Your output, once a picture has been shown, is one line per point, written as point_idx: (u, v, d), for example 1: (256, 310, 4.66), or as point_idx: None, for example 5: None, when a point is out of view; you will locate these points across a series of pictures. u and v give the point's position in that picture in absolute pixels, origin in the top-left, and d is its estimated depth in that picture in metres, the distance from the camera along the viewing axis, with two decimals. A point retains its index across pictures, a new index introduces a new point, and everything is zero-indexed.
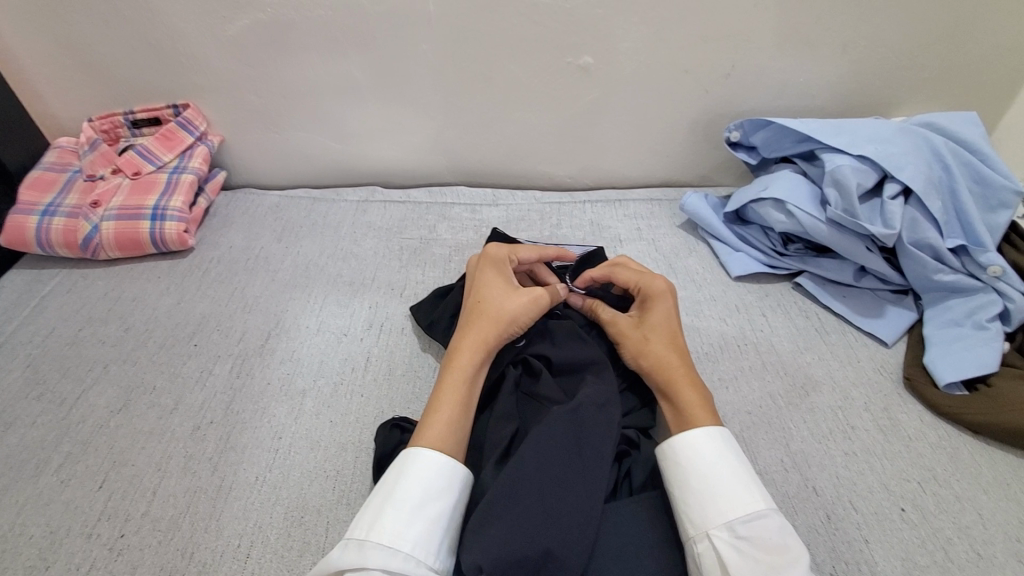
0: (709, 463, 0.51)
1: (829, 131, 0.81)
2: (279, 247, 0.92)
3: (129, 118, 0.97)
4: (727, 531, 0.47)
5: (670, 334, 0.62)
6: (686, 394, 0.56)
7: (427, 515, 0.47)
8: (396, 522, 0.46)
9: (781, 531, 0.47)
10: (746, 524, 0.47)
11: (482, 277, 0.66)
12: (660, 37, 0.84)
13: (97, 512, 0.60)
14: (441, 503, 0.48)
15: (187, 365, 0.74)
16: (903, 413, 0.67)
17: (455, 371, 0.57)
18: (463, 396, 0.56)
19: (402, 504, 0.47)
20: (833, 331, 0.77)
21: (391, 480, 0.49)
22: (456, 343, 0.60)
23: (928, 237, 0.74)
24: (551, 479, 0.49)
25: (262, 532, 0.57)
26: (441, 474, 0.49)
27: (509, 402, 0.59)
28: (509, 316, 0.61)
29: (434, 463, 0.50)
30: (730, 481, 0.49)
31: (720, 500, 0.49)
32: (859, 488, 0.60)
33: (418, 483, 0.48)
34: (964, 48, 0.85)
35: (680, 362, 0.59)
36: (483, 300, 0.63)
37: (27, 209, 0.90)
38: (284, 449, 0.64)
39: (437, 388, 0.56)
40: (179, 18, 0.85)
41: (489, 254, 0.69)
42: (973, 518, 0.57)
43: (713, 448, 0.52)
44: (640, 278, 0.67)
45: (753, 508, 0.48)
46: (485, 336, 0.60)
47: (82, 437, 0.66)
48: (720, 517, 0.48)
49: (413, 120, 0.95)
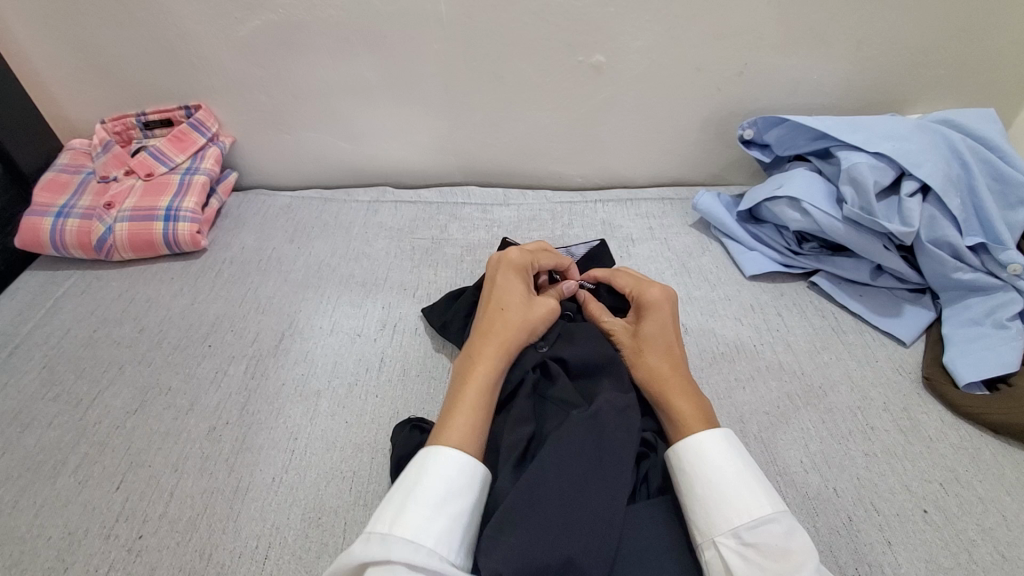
0: (716, 469, 0.50)
1: (845, 128, 0.80)
2: (291, 248, 0.92)
3: (141, 119, 0.97)
4: (732, 538, 0.47)
5: (666, 343, 0.62)
6: (679, 405, 0.56)
7: (448, 511, 0.47)
8: (420, 518, 0.45)
9: (788, 534, 0.46)
10: (751, 530, 0.47)
11: (503, 281, 0.65)
12: (672, 35, 0.83)
13: (115, 512, 0.60)
14: (461, 501, 0.48)
15: (202, 365, 0.74)
16: (923, 413, 0.67)
17: (478, 375, 0.56)
18: (485, 402, 0.55)
19: (423, 499, 0.47)
20: (851, 331, 0.77)
21: (411, 477, 0.48)
22: (479, 348, 0.59)
23: (946, 236, 0.73)
24: (571, 486, 0.49)
25: (280, 533, 0.57)
26: (462, 472, 0.49)
27: (526, 405, 0.58)
28: (528, 326, 0.62)
29: (454, 460, 0.49)
30: (736, 485, 0.49)
31: (725, 506, 0.48)
32: (880, 489, 0.60)
33: (439, 479, 0.48)
34: (981, 44, 0.84)
35: (674, 373, 0.59)
36: (505, 308, 0.62)
37: (41, 210, 0.90)
38: (300, 450, 0.64)
39: (459, 392, 0.56)
40: (191, 19, 0.85)
41: (509, 257, 0.68)
42: (996, 520, 0.57)
43: (719, 452, 0.51)
44: (636, 286, 0.68)
45: (759, 513, 0.47)
46: (508, 344, 0.59)
47: (98, 438, 0.66)
48: (726, 524, 0.48)
49: (423, 121, 0.95)
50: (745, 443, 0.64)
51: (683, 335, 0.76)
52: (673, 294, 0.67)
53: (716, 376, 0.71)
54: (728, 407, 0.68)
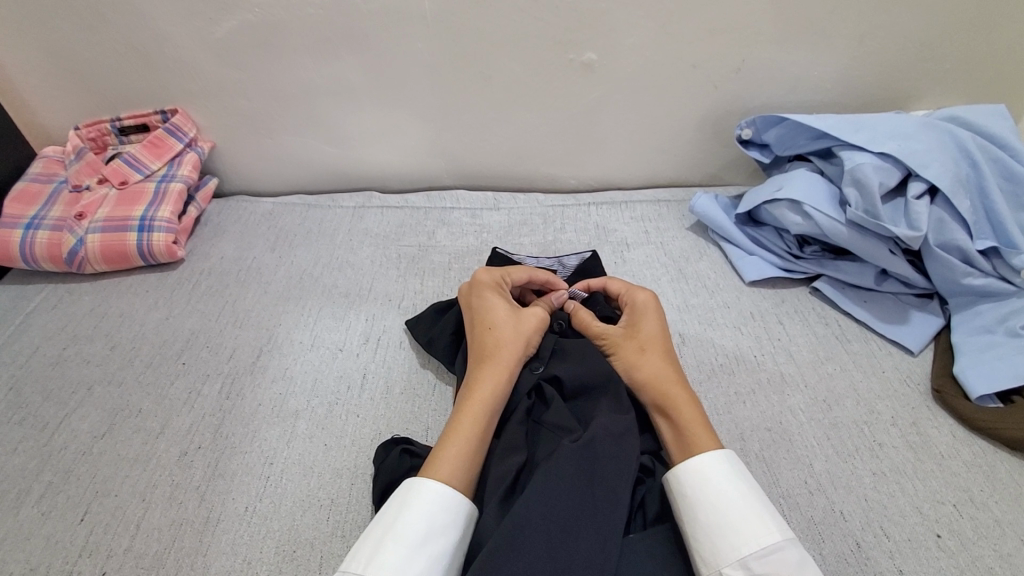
0: (721, 493, 0.47)
1: (848, 126, 0.76)
2: (272, 257, 0.89)
3: (116, 125, 0.93)
4: (740, 570, 0.44)
5: (662, 347, 0.60)
6: (684, 412, 0.53)
7: (428, 551, 0.44)
8: (397, 558, 0.42)
9: (799, 565, 0.43)
10: (760, 559, 0.44)
11: (482, 301, 0.63)
12: (667, 30, 0.80)
13: (78, 547, 0.56)
14: (443, 539, 0.45)
15: (175, 385, 0.70)
16: (933, 428, 0.63)
17: (475, 401, 0.54)
18: (482, 426, 0.52)
19: (403, 537, 0.43)
20: (855, 339, 0.73)
21: (392, 511, 0.45)
22: (475, 374, 0.56)
23: (956, 239, 0.70)
24: (559, 526, 0.45)
25: (252, 567, 0.54)
26: (446, 508, 0.46)
27: (517, 434, 0.55)
28: (521, 341, 0.59)
29: (440, 496, 0.46)
30: (742, 511, 0.46)
31: (731, 533, 0.45)
32: (889, 511, 0.56)
33: (422, 515, 0.45)
34: (988, 36, 0.81)
35: (675, 379, 0.57)
36: (494, 326, 0.60)
37: (10, 222, 0.87)
38: (275, 476, 0.60)
39: (453, 420, 0.53)
40: (163, 20, 0.81)
41: (481, 280, 0.65)
42: (1015, 544, 0.53)
43: (722, 474, 0.48)
44: (625, 289, 0.66)
45: (768, 540, 0.44)
46: (504, 363, 0.57)
47: (64, 466, 0.63)
48: (734, 554, 0.44)
49: (409, 124, 0.92)
50: (747, 462, 0.60)
51: (679, 345, 0.73)
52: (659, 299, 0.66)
53: (716, 390, 0.68)
54: (728, 423, 0.64)
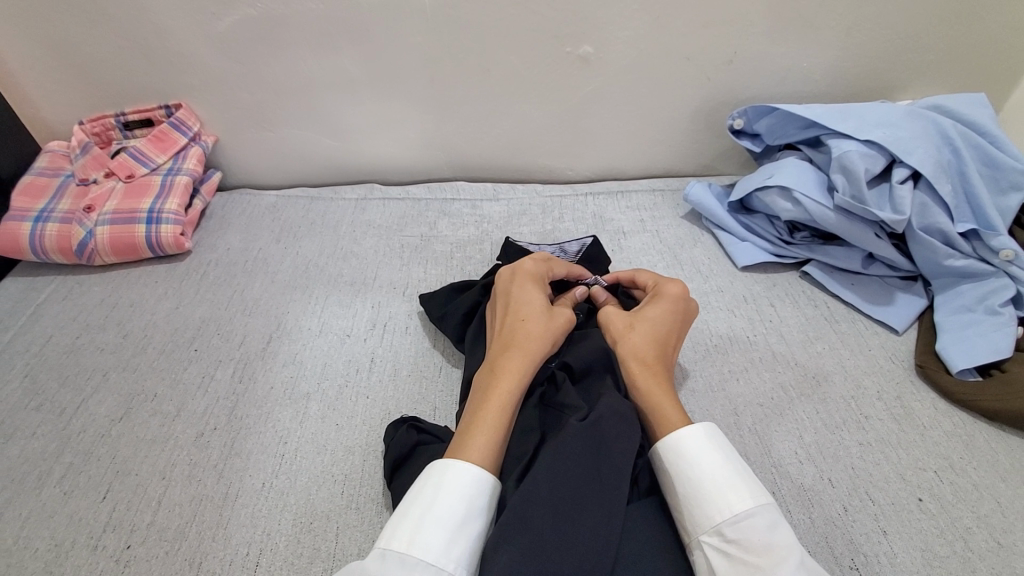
0: (696, 465, 0.49)
1: (836, 116, 0.79)
2: (277, 248, 0.91)
3: (120, 120, 0.95)
4: (716, 536, 0.46)
5: (662, 335, 0.61)
6: (655, 397, 0.55)
7: (466, 533, 0.46)
8: (439, 541, 0.45)
9: (771, 528, 0.45)
10: (733, 526, 0.46)
11: (522, 293, 0.64)
12: (660, 24, 0.82)
13: (102, 523, 0.58)
14: (479, 522, 0.47)
15: (188, 371, 0.72)
16: (917, 400, 0.67)
17: (501, 391, 0.55)
18: (505, 417, 0.54)
19: (443, 521, 0.46)
20: (843, 320, 0.76)
21: (430, 494, 0.47)
22: (500, 363, 0.57)
23: (937, 223, 0.73)
24: (565, 501, 0.48)
25: (271, 539, 0.56)
26: (481, 493, 0.48)
27: (531, 414, 0.57)
28: (549, 338, 0.60)
29: (475, 481, 0.48)
30: (717, 482, 0.48)
31: (706, 503, 0.47)
32: (875, 478, 0.60)
33: (460, 500, 0.47)
34: (969, 29, 0.84)
35: (656, 362, 0.58)
36: (526, 318, 0.61)
37: (19, 215, 0.88)
38: (290, 454, 0.63)
39: (477, 408, 0.54)
40: (168, 16, 0.83)
41: (525, 267, 0.68)
42: (991, 506, 0.57)
43: (699, 447, 0.50)
44: (657, 282, 0.67)
45: (739, 507, 0.46)
46: (529, 358, 0.58)
47: (83, 447, 0.65)
48: (708, 523, 0.47)
49: (409, 117, 0.94)
50: (741, 436, 0.63)
51: None
52: (692, 294, 0.65)
53: (711, 368, 0.71)
54: (723, 399, 0.67)
